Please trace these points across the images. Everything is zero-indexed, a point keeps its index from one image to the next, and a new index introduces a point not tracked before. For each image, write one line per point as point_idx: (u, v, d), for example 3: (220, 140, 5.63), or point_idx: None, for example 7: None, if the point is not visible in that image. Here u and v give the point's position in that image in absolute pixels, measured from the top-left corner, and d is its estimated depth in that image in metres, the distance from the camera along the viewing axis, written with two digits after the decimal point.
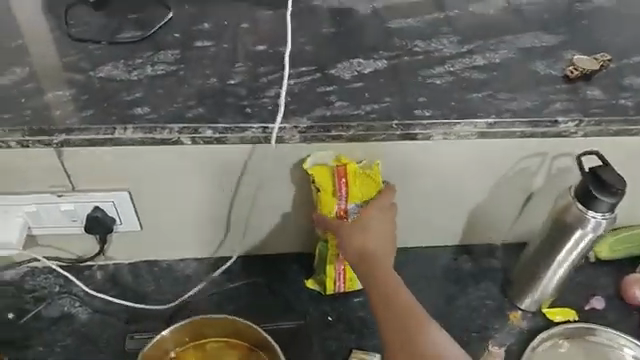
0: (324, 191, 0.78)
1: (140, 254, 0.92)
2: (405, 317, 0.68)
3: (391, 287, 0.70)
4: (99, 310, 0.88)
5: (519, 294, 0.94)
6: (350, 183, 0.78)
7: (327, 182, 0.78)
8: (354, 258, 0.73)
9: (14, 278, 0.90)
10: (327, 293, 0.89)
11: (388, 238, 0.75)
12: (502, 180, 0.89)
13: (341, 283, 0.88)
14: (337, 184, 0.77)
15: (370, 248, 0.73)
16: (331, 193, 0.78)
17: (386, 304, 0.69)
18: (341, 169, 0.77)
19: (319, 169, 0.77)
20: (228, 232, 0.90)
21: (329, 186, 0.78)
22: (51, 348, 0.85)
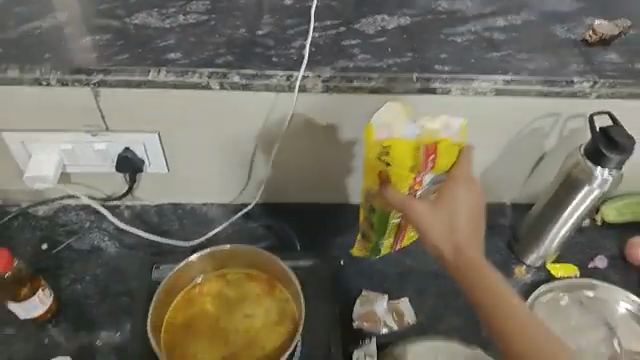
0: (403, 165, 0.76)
1: (166, 196, 0.98)
2: (502, 320, 0.66)
3: (483, 286, 0.67)
4: (126, 246, 0.94)
5: (524, 250, 0.98)
6: (432, 159, 0.75)
7: (407, 161, 0.75)
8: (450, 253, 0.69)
9: (48, 214, 0.97)
10: (383, 253, 0.94)
11: (473, 224, 0.70)
12: (515, 140, 0.92)
13: (397, 244, 0.92)
14: (423, 159, 0.75)
15: (454, 241, 0.69)
16: (408, 170, 0.76)
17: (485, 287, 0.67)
18: (424, 149, 0.74)
19: (398, 146, 0.74)
20: (249, 179, 0.95)
21: (409, 165, 0.76)
22: (81, 277, 0.90)
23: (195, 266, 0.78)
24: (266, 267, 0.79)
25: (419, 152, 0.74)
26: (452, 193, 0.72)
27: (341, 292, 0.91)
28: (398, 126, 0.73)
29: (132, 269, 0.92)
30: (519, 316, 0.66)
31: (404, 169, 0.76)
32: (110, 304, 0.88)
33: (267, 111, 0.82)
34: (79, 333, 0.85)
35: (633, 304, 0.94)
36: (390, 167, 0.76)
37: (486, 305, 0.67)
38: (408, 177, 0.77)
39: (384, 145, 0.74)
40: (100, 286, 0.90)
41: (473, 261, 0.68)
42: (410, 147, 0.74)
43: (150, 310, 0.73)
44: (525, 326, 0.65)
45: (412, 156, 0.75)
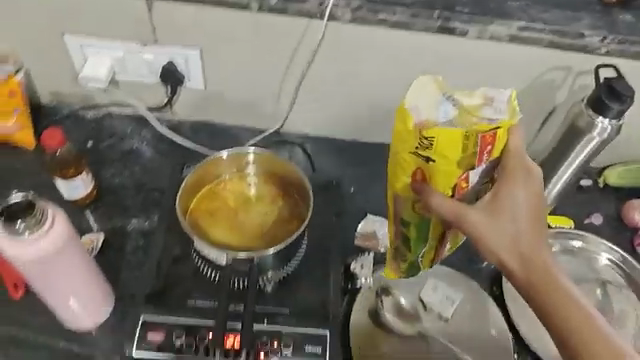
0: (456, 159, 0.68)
1: (201, 113, 1.08)
2: (564, 320, 0.62)
3: (545, 291, 0.64)
4: (162, 151, 1.05)
5: None
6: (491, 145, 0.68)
7: (456, 153, 0.67)
8: (506, 260, 0.68)
9: (95, 118, 1.08)
10: (422, 268, 0.86)
11: (533, 230, 0.68)
12: (526, 91, 0.99)
13: (438, 255, 0.83)
14: (480, 148, 0.67)
15: (514, 250, 0.67)
16: (455, 166, 0.68)
17: (541, 292, 0.65)
18: (486, 135, 0.66)
19: (452, 135, 0.65)
20: (277, 103, 1.04)
21: (458, 158, 0.67)
22: (121, 172, 1.02)
23: (222, 163, 0.87)
24: (283, 174, 0.89)
25: (472, 141, 0.66)
26: (510, 197, 0.69)
27: (347, 212, 1.02)
28: (437, 107, 0.67)
29: (164, 171, 1.03)
30: (581, 312, 0.62)
31: (451, 164, 0.68)
32: (142, 198, 0.99)
33: (299, 36, 0.91)
34: (113, 218, 0.96)
35: (613, 254, 1.00)
36: (434, 161, 0.68)
37: (546, 307, 0.64)
38: (454, 174, 0.69)
39: (427, 136, 0.66)
40: (136, 182, 1.02)
41: (536, 266, 0.66)
42: (461, 137, 0.66)
43: (179, 196, 0.84)
44: (589, 325, 0.62)
45: (464, 145, 0.66)
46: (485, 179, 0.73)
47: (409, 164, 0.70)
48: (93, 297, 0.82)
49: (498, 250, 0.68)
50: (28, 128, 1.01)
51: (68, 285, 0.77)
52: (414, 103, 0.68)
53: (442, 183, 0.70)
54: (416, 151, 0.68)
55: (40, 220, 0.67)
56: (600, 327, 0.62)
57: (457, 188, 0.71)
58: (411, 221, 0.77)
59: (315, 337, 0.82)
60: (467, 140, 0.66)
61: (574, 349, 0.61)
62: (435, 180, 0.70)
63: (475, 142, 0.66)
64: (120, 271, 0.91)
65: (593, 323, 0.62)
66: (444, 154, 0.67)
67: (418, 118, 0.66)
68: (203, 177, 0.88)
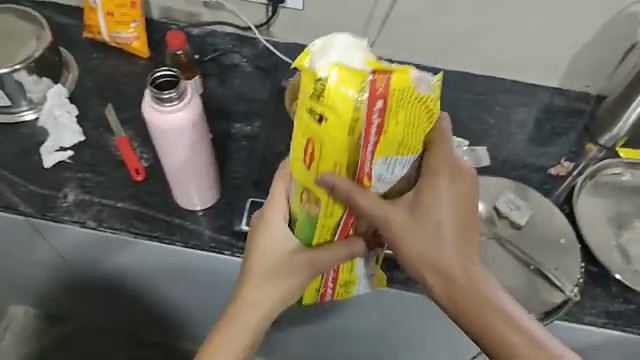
0: (337, 122, 0.53)
1: (296, 35, 1.17)
2: (481, 322, 0.66)
3: (465, 296, 0.66)
4: (260, 68, 1.15)
5: (599, 130, 1.09)
6: (391, 121, 0.55)
7: (345, 129, 0.54)
8: (418, 266, 0.67)
9: (200, 35, 1.18)
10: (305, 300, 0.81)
11: (457, 237, 0.66)
12: (609, 24, 1.03)
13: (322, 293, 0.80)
14: (370, 116, 0.54)
15: (439, 261, 0.65)
16: (343, 136, 0.55)
17: (459, 301, 0.66)
18: (382, 98, 0.53)
19: (341, 79, 0.52)
20: (368, 27, 1.12)
21: (349, 129, 0.54)
22: (224, 84, 1.13)
23: None
24: None
25: (362, 103, 0.53)
26: (435, 196, 0.64)
27: None
28: (343, 56, 0.53)
29: (262, 84, 1.13)
30: (498, 311, 0.66)
31: (340, 130, 0.54)
32: (243, 105, 1.10)
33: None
34: (219, 121, 1.08)
35: None
36: (325, 122, 0.54)
37: (466, 310, 0.66)
38: (343, 146, 0.56)
39: (319, 79, 0.52)
40: (236, 93, 1.12)
41: (456, 275, 0.66)
42: (356, 82, 0.52)
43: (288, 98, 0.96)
44: (502, 328, 0.66)
45: (352, 108, 0.53)
46: (392, 170, 0.61)
47: (301, 131, 0.57)
48: (201, 186, 0.93)
49: (415, 256, 0.66)
50: (143, 39, 1.11)
51: (184, 166, 0.87)
52: (321, 47, 0.54)
53: (334, 155, 0.57)
54: (309, 104, 0.55)
55: (182, 94, 0.77)
56: (514, 323, 0.66)
57: (358, 178, 0.61)
58: (299, 213, 0.66)
59: None
60: (354, 108, 0.53)
61: (488, 344, 0.67)
62: (326, 152, 0.56)
63: (365, 107, 0.53)
64: (226, 165, 1.03)
65: (510, 322, 0.66)
66: (326, 108, 0.53)
67: (317, 59, 0.53)
68: None
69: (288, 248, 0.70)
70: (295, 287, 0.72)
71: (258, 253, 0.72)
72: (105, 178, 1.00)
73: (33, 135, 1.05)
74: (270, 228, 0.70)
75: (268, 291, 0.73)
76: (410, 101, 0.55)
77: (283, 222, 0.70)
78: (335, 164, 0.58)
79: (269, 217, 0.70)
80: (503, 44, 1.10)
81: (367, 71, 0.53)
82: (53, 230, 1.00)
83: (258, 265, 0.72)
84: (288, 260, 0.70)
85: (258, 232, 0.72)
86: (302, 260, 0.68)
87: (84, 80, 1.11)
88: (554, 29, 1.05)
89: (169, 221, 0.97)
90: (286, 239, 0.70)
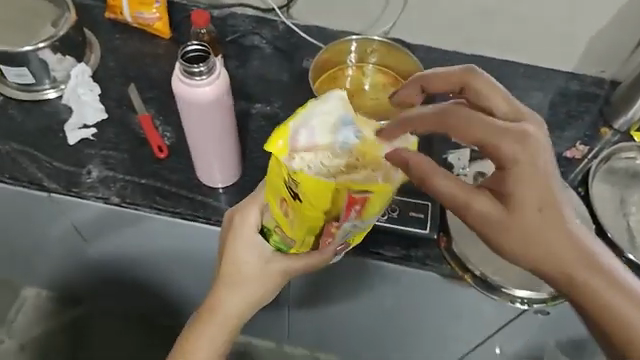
0: (316, 207, 0.63)
1: (315, 18, 1.18)
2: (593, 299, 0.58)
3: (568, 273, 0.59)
4: (279, 49, 1.17)
5: (614, 114, 1.10)
6: (363, 207, 0.63)
7: (321, 207, 0.63)
8: (492, 227, 0.61)
9: (220, 17, 1.19)
10: None
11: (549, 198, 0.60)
12: (627, 9, 1.04)
13: None
14: (345, 206, 0.62)
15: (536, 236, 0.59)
16: (320, 213, 0.64)
17: (542, 265, 0.60)
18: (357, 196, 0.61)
19: (317, 183, 0.60)
20: (387, 10, 1.13)
21: (324, 209, 0.63)
22: (244, 65, 1.15)
23: (352, 49, 1.01)
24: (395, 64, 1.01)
25: (338, 195, 0.61)
26: (439, 179, 0.61)
27: None
28: (314, 129, 0.62)
29: (281, 66, 1.15)
30: (609, 278, 0.58)
31: (317, 210, 0.63)
32: (263, 86, 1.12)
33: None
34: (239, 101, 1.10)
35: None
36: (301, 201, 0.63)
37: (574, 284, 0.59)
38: (318, 220, 0.65)
39: (294, 177, 0.61)
40: (256, 73, 1.14)
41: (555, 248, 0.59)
42: (326, 190, 0.61)
43: (312, 69, 0.98)
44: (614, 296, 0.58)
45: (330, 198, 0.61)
46: (360, 224, 0.67)
47: (279, 188, 0.65)
48: (225, 162, 0.94)
49: (482, 217, 0.61)
50: (165, 19, 1.13)
51: (209, 142, 0.89)
52: (303, 116, 0.63)
53: (306, 220, 0.65)
54: (288, 184, 0.63)
55: (212, 69, 0.79)
56: (620, 284, 0.58)
57: (327, 232, 0.67)
58: (272, 228, 0.72)
59: (418, 205, 0.97)
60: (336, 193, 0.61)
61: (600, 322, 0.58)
62: (300, 216, 0.65)
63: (343, 198, 0.62)
64: (247, 144, 1.05)
65: (619, 285, 0.58)
66: (305, 198, 0.62)
67: (295, 140, 0.62)
68: (332, 58, 1.01)
69: (261, 256, 0.74)
70: (265, 290, 0.75)
71: (233, 259, 0.75)
72: (128, 155, 1.02)
73: (57, 113, 1.06)
74: (242, 237, 0.75)
75: (239, 296, 0.75)
76: (383, 192, 0.62)
77: (255, 230, 0.74)
78: (307, 224, 0.66)
79: (240, 227, 0.75)
80: (520, 27, 1.11)
81: (339, 182, 0.60)
82: (76, 207, 1.01)
83: (233, 271, 0.75)
84: (263, 267, 0.74)
85: (233, 235, 0.76)
86: (276, 268, 0.74)
87: (105, 60, 1.12)
88: (572, 14, 1.06)
89: (192, 198, 0.98)
90: (259, 248, 0.74)
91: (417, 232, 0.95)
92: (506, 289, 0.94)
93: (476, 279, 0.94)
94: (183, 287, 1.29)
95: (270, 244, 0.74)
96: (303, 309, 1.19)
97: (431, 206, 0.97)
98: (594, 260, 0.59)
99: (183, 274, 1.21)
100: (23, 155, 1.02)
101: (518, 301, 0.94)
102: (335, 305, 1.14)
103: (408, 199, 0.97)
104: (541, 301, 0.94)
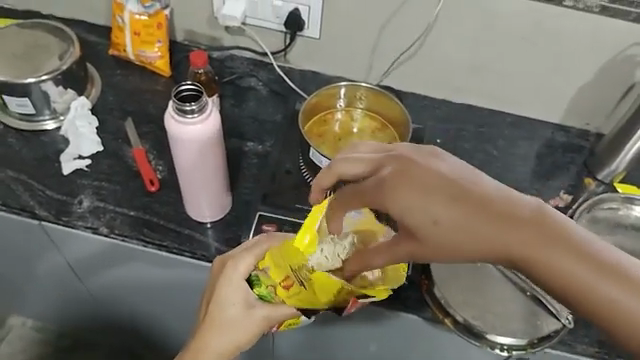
0: (321, 297, 0.69)
1: (310, 63, 1.22)
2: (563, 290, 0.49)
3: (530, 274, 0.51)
4: (274, 91, 1.21)
5: (598, 166, 1.13)
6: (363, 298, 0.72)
7: (326, 297, 0.69)
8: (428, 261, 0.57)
9: (219, 58, 1.23)
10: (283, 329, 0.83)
11: (452, 208, 0.52)
12: (608, 66, 1.08)
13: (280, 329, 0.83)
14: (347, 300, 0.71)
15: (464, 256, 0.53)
16: (320, 303, 0.71)
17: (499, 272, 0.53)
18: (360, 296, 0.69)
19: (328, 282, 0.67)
20: (380, 58, 1.17)
21: (327, 300, 0.70)
22: (240, 105, 1.19)
23: (340, 95, 1.05)
24: (382, 110, 1.05)
25: (345, 292, 0.69)
26: (402, 250, 0.58)
27: None
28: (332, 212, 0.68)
29: (276, 108, 1.19)
30: (562, 248, 0.49)
31: (319, 300, 0.70)
32: (256, 126, 1.16)
33: (435, 6, 1.06)
34: (232, 139, 1.13)
35: None
36: (306, 289, 0.69)
37: (535, 277, 0.51)
38: (317, 304, 0.72)
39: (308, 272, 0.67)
40: (251, 113, 1.18)
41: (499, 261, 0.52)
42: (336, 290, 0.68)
43: (301, 111, 1.01)
44: (574, 273, 0.48)
45: (337, 291, 0.68)
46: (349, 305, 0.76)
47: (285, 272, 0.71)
48: (213, 198, 0.96)
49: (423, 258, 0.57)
50: (166, 58, 1.18)
51: (198, 178, 0.91)
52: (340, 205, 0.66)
53: (306, 303, 0.72)
54: (296, 271, 0.69)
55: (203, 107, 0.82)
56: (571, 250, 0.49)
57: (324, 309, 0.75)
58: (263, 283, 0.75)
59: None
60: (341, 289, 0.68)
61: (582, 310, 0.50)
62: (302, 299, 0.71)
63: (346, 292, 0.69)
64: (238, 181, 1.07)
65: (581, 256, 0.48)
66: (312, 288, 0.69)
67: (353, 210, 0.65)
68: (321, 104, 1.05)
69: (244, 304, 0.76)
70: (253, 335, 0.76)
71: (219, 305, 0.76)
72: (120, 187, 1.04)
73: (54, 143, 1.09)
74: (231, 283, 0.76)
75: (226, 341, 0.76)
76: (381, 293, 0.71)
77: (243, 278, 0.76)
78: (303, 304, 0.72)
79: (229, 273, 0.76)
80: (506, 79, 1.15)
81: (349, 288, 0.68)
82: (65, 236, 1.02)
83: (218, 316, 0.76)
84: (245, 314, 0.75)
85: (222, 282, 0.76)
86: (258, 314, 0.74)
87: (106, 95, 1.16)
88: (556, 67, 1.11)
89: (179, 231, 1.00)
90: (245, 295, 0.76)
91: None
92: (487, 335, 0.92)
93: (458, 327, 0.93)
94: (168, 323, 1.28)
95: (255, 292, 0.76)
96: (286, 348, 1.18)
97: None
98: (529, 237, 0.50)
99: (168, 309, 1.21)
100: (18, 182, 1.04)
101: (497, 347, 0.93)
102: (318, 346, 1.14)
103: None
104: (521, 348, 0.93)
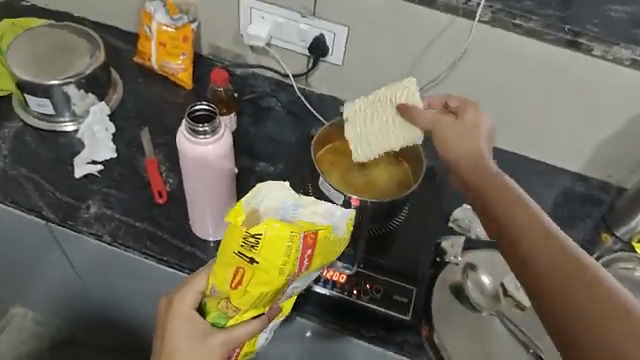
0: (276, 262, 0.66)
1: (330, 89, 1.22)
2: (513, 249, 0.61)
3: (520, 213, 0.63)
4: (292, 114, 1.20)
5: (617, 222, 1.09)
6: (316, 251, 0.69)
7: (279, 260, 0.66)
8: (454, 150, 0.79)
9: (242, 75, 1.24)
10: (243, 355, 0.81)
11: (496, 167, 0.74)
12: (635, 120, 1.05)
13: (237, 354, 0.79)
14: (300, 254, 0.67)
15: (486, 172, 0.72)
16: (277, 274, 0.67)
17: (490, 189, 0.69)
18: (311, 235, 0.67)
19: (275, 233, 0.65)
20: None
21: (282, 264, 0.67)
22: (257, 124, 1.19)
23: None
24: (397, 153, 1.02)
25: (296, 243, 0.66)
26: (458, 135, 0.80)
27: None
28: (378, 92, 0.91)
29: (292, 130, 1.18)
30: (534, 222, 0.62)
31: (275, 268, 0.67)
32: (271, 147, 1.15)
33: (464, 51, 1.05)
34: (245, 158, 1.13)
35: None
36: (258, 262, 0.67)
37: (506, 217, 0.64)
38: (274, 280, 0.68)
39: (254, 234, 0.65)
40: (268, 133, 1.17)
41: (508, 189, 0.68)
42: (286, 237, 0.65)
43: (316, 139, 1.00)
44: (524, 235, 0.61)
45: (286, 248, 0.66)
46: (300, 282, 0.74)
47: (232, 264, 0.69)
48: (219, 218, 0.95)
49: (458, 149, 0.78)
50: (189, 71, 1.19)
51: (206, 197, 0.90)
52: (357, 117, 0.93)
53: (258, 288, 0.68)
54: (242, 251, 0.67)
55: (216, 129, 0.81)
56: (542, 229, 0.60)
57: (281, 292, 0.72)
58: (214, 305, 0.74)
59: (402, 289, 0.96)
60: (292, 240, 0.66)
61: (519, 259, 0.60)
62: (252, 285, 0.68)
63: (298, 244, 0.66)
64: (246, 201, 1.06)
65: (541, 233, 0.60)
66: (264, 252, 0.66)
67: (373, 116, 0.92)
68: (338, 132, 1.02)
69: (199, 335, 0.74)
70: None
71: (172, 338, 0.75)
72: (128, 196, 1.04)
73: (71, 146, 1.10)
74: (182, 316, 0.75)
75: None
76: (329, 235, 0.69)
77: (194, 310, 0.75)
78: (257, 292, 0.69)
79: (178, 306, 0.75)
80: (529, 123, 1.13)
81: (298, 230, 0.66)
82: (69, 239, 1.02)
83: (174, 351, 0.75)
84: (202, 345, 0.73)
85: (172, 316, 0.75)
86: (217, 342, 0.73)
87: (126, 102, 1.17)
88: (581, 116, 1.08)
89: (181, 247, 0.99)
90: (199, 326, 0.74)
91: (397, 317, 0.94)
92: None
93: None
94: None
95: (208, 320, 0.75)
96: None
97: (415, 290, 0.96)
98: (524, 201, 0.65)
99: None
100: (29, 181, 1.05)
101: None
102: None
103: (394, 281, 0.96)
104: None
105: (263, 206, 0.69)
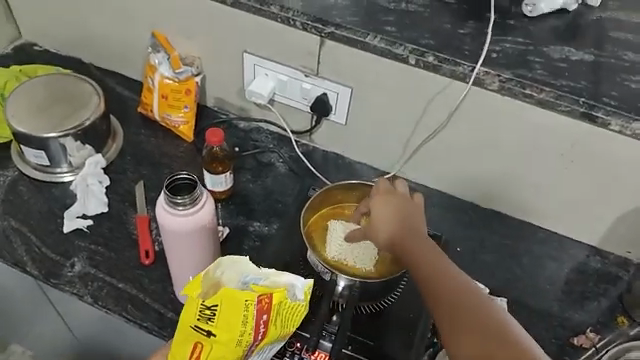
0: (232, 332, 0.63)
1: (334, 145, 1.18)
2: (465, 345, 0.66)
3: (479, 324, 0.66)
4: (292, 171, 1.16)
5: (634, 305, 1.01)
6: (272, 318, 0.64)
7: (236, 330, 0.63)
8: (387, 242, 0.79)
9: (245, 128, 1.21)
10: None
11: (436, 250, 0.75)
12: None
13: None
14: (255, 322, 0.63)
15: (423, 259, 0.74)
16: (234, 344, 0.64)
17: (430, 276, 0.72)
18: (264, 300, 0.63)
19: (229, 301, 0.62)
20: (406, 152, 1.11)
21: (238, 335, 0.63)
22: (255, 180, 1.15)
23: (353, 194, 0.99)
24: None
25: (251, 311, 0.62)
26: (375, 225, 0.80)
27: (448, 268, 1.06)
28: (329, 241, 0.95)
29: (292, 188, 1.14)
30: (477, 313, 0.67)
31: (232, 338, 0.63)
32: (268, 205, 1.11)
33: (472, 118, 1.00)
34: (239, 217, 1.09)
35: None
36: (214, 334, 0.63)
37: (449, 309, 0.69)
38: (232, 351, 0.64)
39: (210, 305, 0.62)
40: (267, 190, 1.14)
41: (461, 283, 0.70)
42: (241, 305, 0.62)
43: (309, 203, 0.97)
44: (471, 329, 0.66)
45: (242, 318, 0.62)
46: (261, 353, 0.70)
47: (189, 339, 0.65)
48: None
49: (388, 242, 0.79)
50: (190, 123, 1.17)
51: (186, 266, 0.86)
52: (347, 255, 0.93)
53: None
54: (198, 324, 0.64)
55: (196, 199, 0.77)
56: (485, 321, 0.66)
57: None
58: None
59: None
60: (246, 309, 0.62)
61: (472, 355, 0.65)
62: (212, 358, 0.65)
63: (253, 311, 0.63)
64: None
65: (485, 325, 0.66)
66: (221, 322, 0.63)
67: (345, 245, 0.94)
68: (332, 196, 0.99)
69: None
70: None
71: None
72: (115, 255, 1.01)
73: (64, 198, 1.08)
74: None
75: None
76: (285, 300, 0.64)
77: None
78: None
79: None
80: (541, 193, 1.06)
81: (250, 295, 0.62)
82: (53, 296, 0.99)
83: None
84: None
85: None
86: None
87: (125, 153, 1.16)
88: (597, 189, 1.01)
89: (162, 313, 0.95)
90: None
91: None
92: None
93: None
94: None
95: None
96: None
97: None
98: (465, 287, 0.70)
99: None
100: (17, 234, 1.03)
101: None
102: None
103: None
104: None
105: (221, 278, 0.65)
